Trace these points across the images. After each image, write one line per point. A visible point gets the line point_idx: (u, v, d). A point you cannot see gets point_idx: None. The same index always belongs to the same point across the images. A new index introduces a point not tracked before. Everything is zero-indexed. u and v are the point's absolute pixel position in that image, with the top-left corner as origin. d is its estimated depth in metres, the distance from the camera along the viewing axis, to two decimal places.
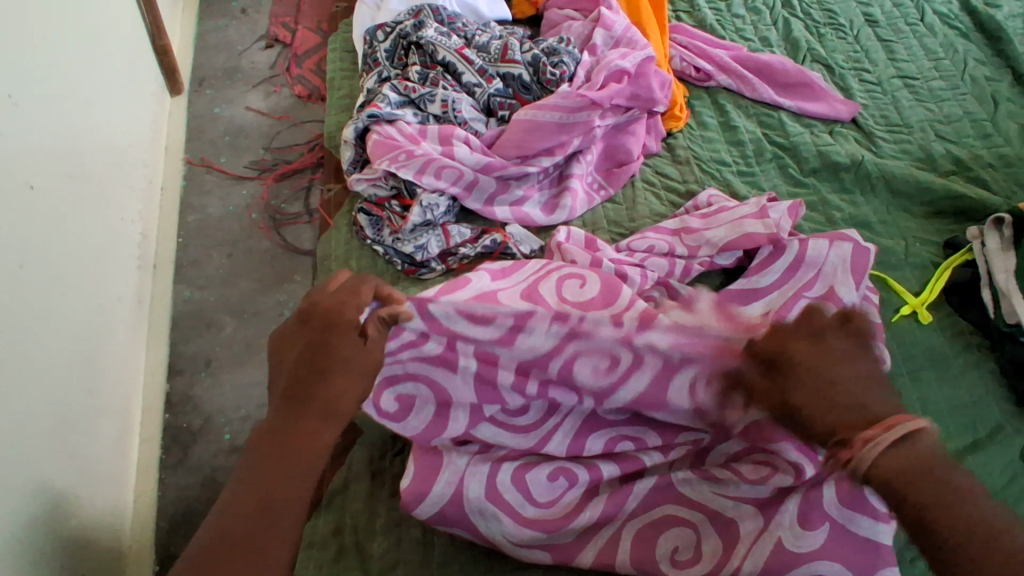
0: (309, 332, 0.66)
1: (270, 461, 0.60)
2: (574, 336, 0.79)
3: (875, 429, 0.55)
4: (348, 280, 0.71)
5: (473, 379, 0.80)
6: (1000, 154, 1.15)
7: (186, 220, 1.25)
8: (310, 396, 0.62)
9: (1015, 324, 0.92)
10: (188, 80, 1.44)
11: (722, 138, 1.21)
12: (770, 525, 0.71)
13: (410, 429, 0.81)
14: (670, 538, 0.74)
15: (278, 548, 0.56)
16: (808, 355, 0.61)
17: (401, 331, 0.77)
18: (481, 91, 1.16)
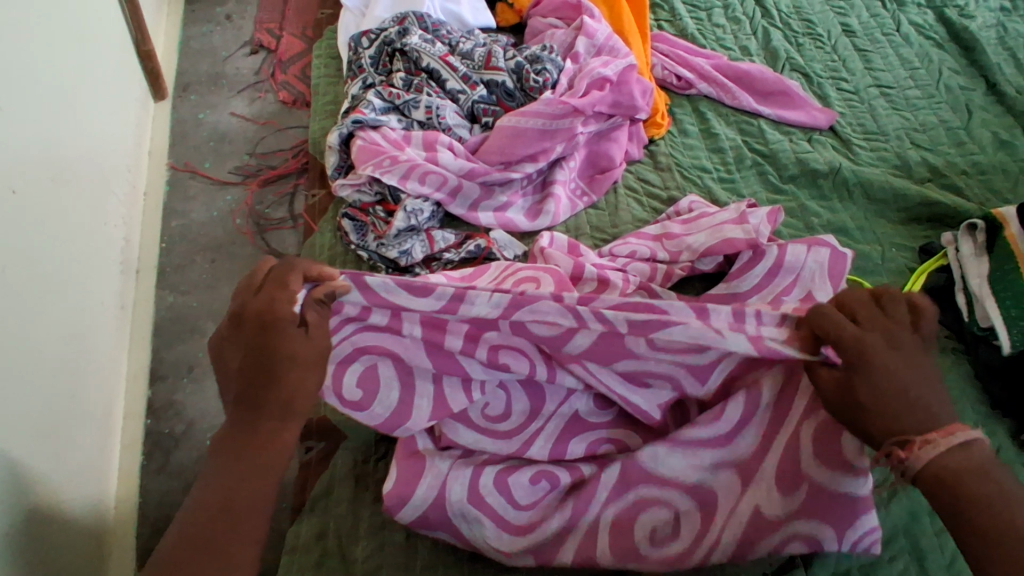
0: (245, 336, 0.65)
1: (232, 468, 0.62)
2: (519, 307, 0.73)
3: (934, 433, 0.59)
4: (274, 268, 0.67)
5: (423, 346, 0.77)
6: (973, 161, 1.17)
7: (170, 225, 1.25)
8: (264, 401, 0.64)
9: (988, 328, 0.94)
10: (172, 86, 1.44)
11: (703, 145, 1.23)
12: (746, 492, 0.73)
13: (376, 418, 0.78)
14: (647, 518, 0.74)
15: (243, 547, 0.60)
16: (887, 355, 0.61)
17: (340, 306, 0.73)
18: (465, 97, 1.17)
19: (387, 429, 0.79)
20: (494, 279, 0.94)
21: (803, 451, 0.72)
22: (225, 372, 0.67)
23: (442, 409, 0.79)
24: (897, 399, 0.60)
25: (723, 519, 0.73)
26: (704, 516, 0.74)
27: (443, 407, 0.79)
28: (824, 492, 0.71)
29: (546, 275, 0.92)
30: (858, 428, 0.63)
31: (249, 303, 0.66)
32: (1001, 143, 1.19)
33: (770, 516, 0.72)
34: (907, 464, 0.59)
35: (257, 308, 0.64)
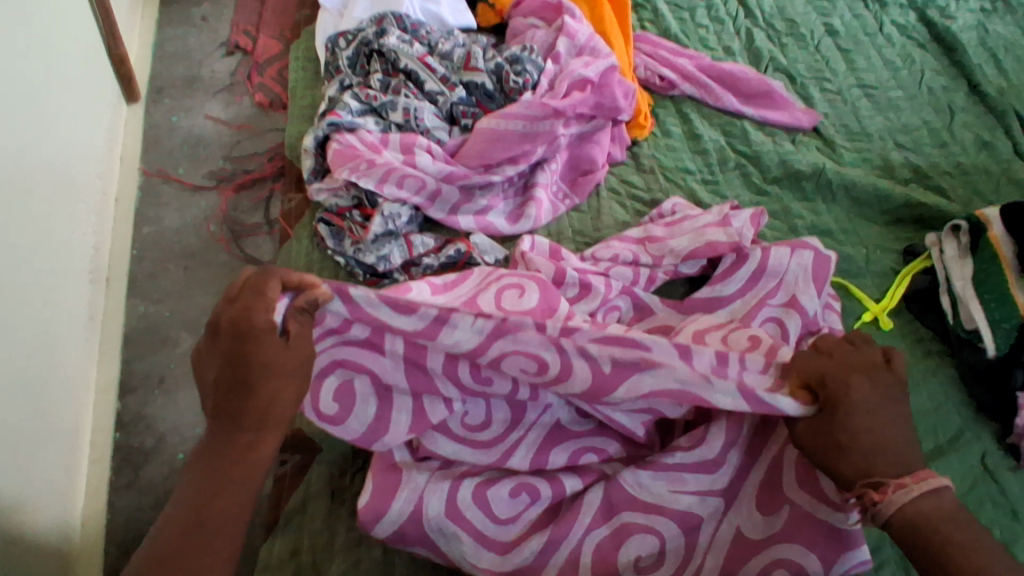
0: (220, 346, 0.61)
1: (206, 480, 0.60)
2: (500, 335, 0.73)
3: (907, 479, 0.61)
4: (252, 276, 0.62)
5: (403, 362, 0.76)
6: (956, 162, 1.17)
7: (141, 232, 1.22)
8: (241, 411, 0.61)
9: (973, 331, 0.93)
10: (145, 89, 1.40)
11: (686, 147, 1.21)
12: (728, 512, 0.74)
13: (352, 433, 0.77)
14: (633, 546, 0.72)
15: (214, 563, 0.57)
16: (865, 393, 0.64)
17: (323, 316, 0.72)
18: (444, 99, 1.14)
19: (364, 443, 0.78)
20: (478, 285, 0.92)
21: (786, 475, 0.72)
22: (203, 383, 0.65)
23: (421, 422, 0.77)
24: (873, 439, 0.63)
25: (706, 541, 0.73)
26: (688, 542, 0.73)
27: (423, 419, 0.77)
28: (807, 516, 0.70)
29: (531, 284, 0.90)
30: (830, 471, 0.64)
31: (224, 312, 0.63)
32: (983, 143, 1.19)
33: (751, 537, 0.72)
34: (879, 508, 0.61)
35: (230, 315, 0.61)
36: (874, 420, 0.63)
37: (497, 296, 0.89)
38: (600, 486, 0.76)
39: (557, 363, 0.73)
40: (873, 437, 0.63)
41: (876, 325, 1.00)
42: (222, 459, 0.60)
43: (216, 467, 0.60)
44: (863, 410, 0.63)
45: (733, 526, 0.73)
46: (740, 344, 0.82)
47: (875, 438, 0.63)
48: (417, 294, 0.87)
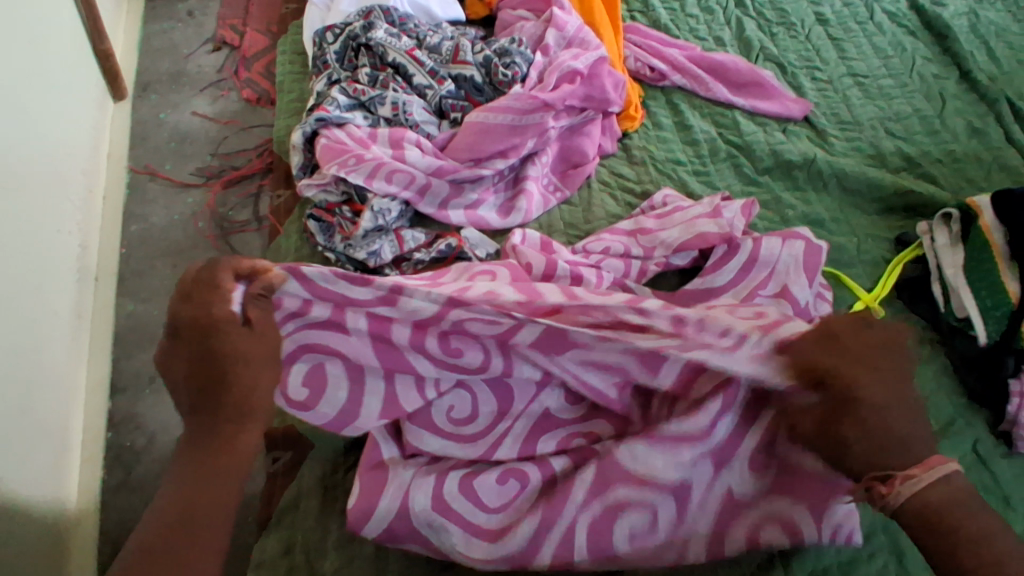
0: (185, 344, 0.62)
1: (192, 476, 0.60)
2: (456, 305, 0.72)
3: (916, 467, 0.58)
4: (201, 270, 0.63)
5: (369, 339, 0.76)
6: (947, 150, 1.17)
7: (129, 230, 1.21)
8: (219, 404, 0.61)
9: (964, 319, 0.94)
10: (131, 85, 1.39)
11: (676, 138, 1.21)
12: (717, 472, 0.73)
13: (323, 417, 0.78)
14: (625, 525, 0.71)
15: (205, 557, 0.57)
16: (869, 386, 0.60)
17: (279, 298, 0.73)
18: (432, 92, 1.14)
19: (335, 428, 0.79)
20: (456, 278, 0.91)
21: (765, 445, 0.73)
22: (173, 387, 0.64)
23: (395, 410, 0.78)
24: (879, 432, 0.59)
25: (700, 502, 0.73)
26: (682, 509, 0.72)
27: (394, 405, 0.78)
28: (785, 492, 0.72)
29: (505, 271, 0.91)
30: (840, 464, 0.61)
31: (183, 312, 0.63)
32: (974, 131, 1.19)
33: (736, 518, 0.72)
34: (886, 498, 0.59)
35: (192, 312, 0.62)
36: (881, 416, 0.60)
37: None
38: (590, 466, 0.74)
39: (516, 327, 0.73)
40: (879, 428, 0.59)
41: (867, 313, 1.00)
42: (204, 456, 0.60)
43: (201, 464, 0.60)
44: (870, 404, 0.60)
45: (723, 485, 0.73)
46: None
47: (882, 429, 0.59)
48: None
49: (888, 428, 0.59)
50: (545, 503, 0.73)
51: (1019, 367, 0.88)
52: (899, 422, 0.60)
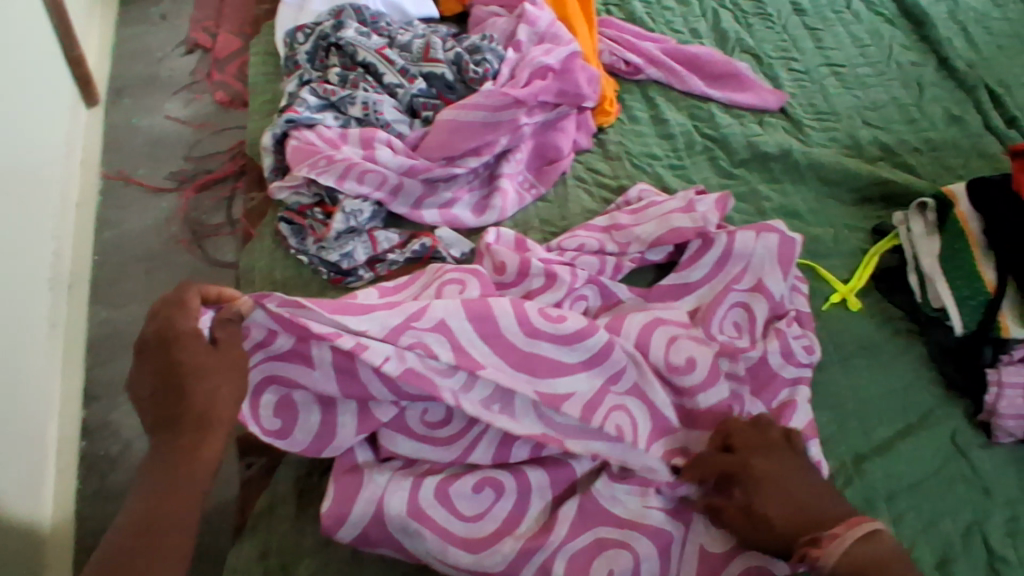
0: (148, 359, 0.66)
1: (156, 483, 0.63)
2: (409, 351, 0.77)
3: (838, 528, 0.64)
4: (170, 294, 0.69)
5: (332, 371, 0.78)
6: (925, 138, 1.16)
7: (102, 237, 1.20)
8: (179, 414, 0.65)
9: (940, 310, 0.93)
10: (104, 91, 1.37)
11: (653, 132, 1.20)
12: (689, 533, 0.76)
13: (298, 444, 0.80)
14: (608, 558, 0.73)
15: (168, 560, 0.60)
16: (765, 465, 0.71)
17: (247, 329, 0.77)
18: (403, 91, 1.13)
19: (313, 452, 0.80)
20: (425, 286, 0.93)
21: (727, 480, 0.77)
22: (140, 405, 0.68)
23: (368, 422, 0.80)
24: (792, 501, 0.68)
25: (676, 560, 0.75)
26: (662, 561, 0.74)
27: (368, 418, 0.80)
28: None
29: (473, 278, 0.91)
30: (766, 538, 0.67)
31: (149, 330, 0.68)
32: (952, 119, 1.18)
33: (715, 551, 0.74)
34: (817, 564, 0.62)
35: (157, 327, 0.67)
36: (786, 482, 0.69)
37: (437, 292, 0.90)
38: (574, 498, 0.77)
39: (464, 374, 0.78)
40: (791, 495, 0.68)
41: (844, 305, 1.00)
42: (166, 464, 0.63)
43: (161, 471, 0.63)
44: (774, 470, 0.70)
45: (696, 544, 0.75)
46: (678, 360, 0.84)
47: (793, 496, 0.69)
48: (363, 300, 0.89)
49: (797, 496, 0.69)
50: (528, 533, 0.75)
51: (996, 357, 0.89)
52: (799, 489, 0.69)
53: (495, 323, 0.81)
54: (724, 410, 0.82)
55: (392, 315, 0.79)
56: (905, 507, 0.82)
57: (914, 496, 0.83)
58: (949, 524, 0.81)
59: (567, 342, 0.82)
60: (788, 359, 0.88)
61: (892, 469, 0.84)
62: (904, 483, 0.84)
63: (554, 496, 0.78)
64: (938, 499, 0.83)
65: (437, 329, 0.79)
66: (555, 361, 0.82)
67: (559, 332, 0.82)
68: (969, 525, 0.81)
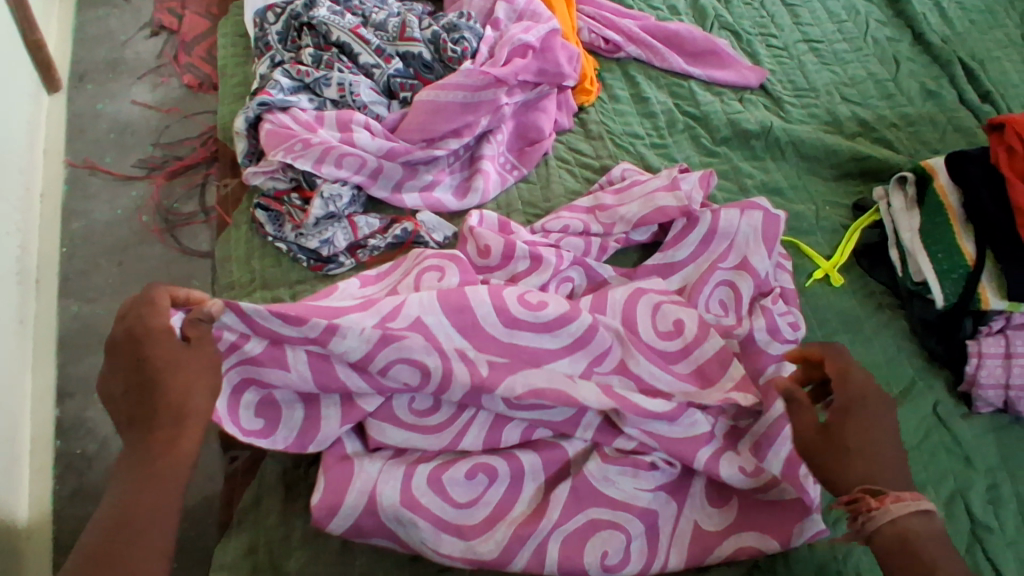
0: (122, 358, 0.65)
1: (133, 478, 0.61)
2: (387, 343, 0.76)
3: (904, 495, 0.62)
4: (141, 295, 0.67)
5: (309, 372, 0.76)
6: (902, 114, 1.17)
7: (70, 227, 1.13)
8: (154, 409, 0.63)
9: (921, 282, 0.94)
10: (65, 75, 1.30)
11: (634, 111, 1.19)
12: (685, 509, 0.77)
13: (280, 442, 0.78)
14: (601, 541, 0.73)
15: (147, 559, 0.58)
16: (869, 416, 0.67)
17: (219, 334, 0.75)
18: (380, 71, 1.10)
19: (297, 448, 0.78)
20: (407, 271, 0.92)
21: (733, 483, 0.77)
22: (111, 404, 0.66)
23: (353, 412, 0.78)
24: (868, 457, 0.65)
25: (668, 535, 0.75)
26: (652, 538, 0.75)
27: (353, 409, 0.78)
28: (750, 500, 0.76)
29: (453, 264, 0.89)
30: (829, 467, 0.65)
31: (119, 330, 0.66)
32: (928, 94, 1.19)
33: (710, 529, 0.75)
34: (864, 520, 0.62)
35: (126, 326, 0.65)
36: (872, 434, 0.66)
37: (416, 278, 0.89)
38: (568, 481, 0.76)
39: (440, 364, 0.77)
40: (868, 451, 0.65)
41: (827, 281, 1.00)
42: (142, 460, 0.61)
43: (136, 469, 0.61)
44: (865, 422, 0.66)
45: (691, 521, 0.76)
46: (665, 326, 0.87)
47: (868, 454, 0.65)
48: (345, 288, 0.88)
49: (875, 454, 0.65)
50: (520, 520, 0.74)
51: (976, 329, 0.90)
52: (888, 453, 0.65)
53: (473, 313, 0.82)
54: (722, 360, 0.83)
55: (366, 316, 0.79)
56: None
57: None
58: (934, 494, 0.82)
59: (548, 329, 0.82)
60: (774, 336, 0.87)
61: None
62: None
63: (546, 479, 0.78)
64: (922, 469, 0.84)
65: (413, 327, 0.80)
66: (537, 348, 0.82)
67: (537, 321, 0.82)
68: (952, 494, 0.82)
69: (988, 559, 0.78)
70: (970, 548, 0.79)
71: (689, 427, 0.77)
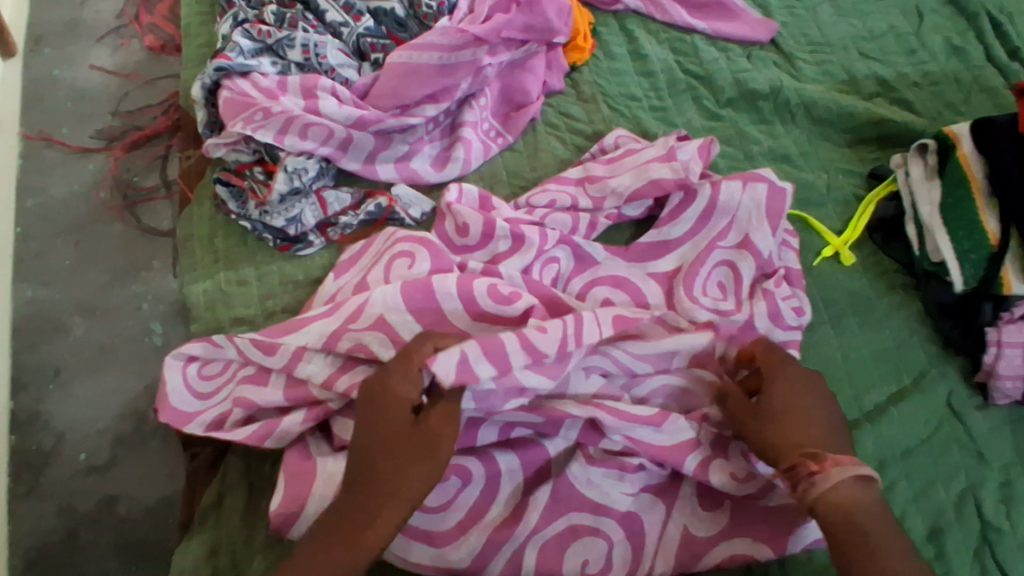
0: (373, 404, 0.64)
1: (347, 519, 0.59)
2: (346, 370, 0.74)
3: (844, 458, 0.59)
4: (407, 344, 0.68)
5: (285, 381, 0.76)
6: (925, 71, 1.06)
7: (24, 205, 1.06)
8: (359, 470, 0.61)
9: (939, 263, 0.86)
10: (20, 39, 1.21)
11: (632, 70, 1.09)
12: (673, 511, 0.71)
13: (239, 435, 0.74)
14: (580, 549, 0.68)
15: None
16: (791, 388, 0.66)
17: (229, 365, 0.80)
18: (349, 31, 1.01)
19: (255, 441, 0.73)
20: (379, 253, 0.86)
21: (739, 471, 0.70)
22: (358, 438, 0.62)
23: (318, 411, 0.73)
24: (804, 427, 0.63)
25: (655, 542, 0.69)
26: (638, 547, 0.69)
27: (319, 409, 0.74)
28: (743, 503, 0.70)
29: (425, 248, 0.83)
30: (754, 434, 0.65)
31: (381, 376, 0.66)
32: (953, 50, 1.08)
33: (699, 534, 0.69)
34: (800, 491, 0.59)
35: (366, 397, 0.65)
36: (801, 408, 0.64)
37: (386, 267, 0.82)
38: (548, 484, 0.71)
39: None
40: (797, 425, 0.63)
41: (836, 259, 0.92)
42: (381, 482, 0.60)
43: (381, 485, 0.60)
44: (787, 393, 0.65)
45: (679, 525, 0.70)
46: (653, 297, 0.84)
47: (803, 422, 0.64)
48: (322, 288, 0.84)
49: (805, 419, 0.64)
50: (495, 525, 0.69)
51: (996, 314, 0.82)
52: (818, 427, 0.64)
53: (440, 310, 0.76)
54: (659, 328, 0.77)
55: (330, 320, 0.75)
56: (896, 476, 0.76)
57: (906, 467, 0.77)
58: (942, 493, 0.76)
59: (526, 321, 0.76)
60: (776, 322, 0.81)
61: (885, 437, 0.78)
62: (896, 450, 0.78)
63: (526, 477, 0.72)
64: (930, 466, 0.77)
65: (375, 326, 0.74)
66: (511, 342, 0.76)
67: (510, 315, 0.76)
68: (961, 493, 0.76)
69: (997, 565, 0.72)
70: (978, 552, 0.72)
71: (675, 431, 0.71)
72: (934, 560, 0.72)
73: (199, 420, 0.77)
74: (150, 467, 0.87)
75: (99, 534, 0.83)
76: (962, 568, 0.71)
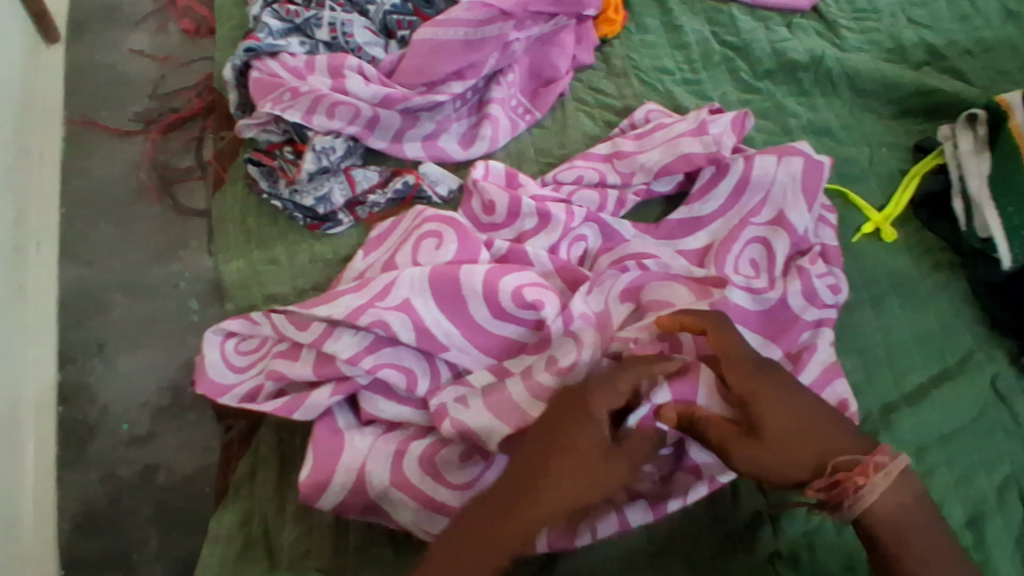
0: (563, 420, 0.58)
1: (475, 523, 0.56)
2: (374, 350, 0.74)
3: (881, 456, 0.57)
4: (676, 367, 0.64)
5: (313, 357, 0.76)
6: (978, 38, 1.00)
7: (68, 186, 1.10)
8: (518, 491, 0.56)
9: (987, 239, 0.81)
10: (63, 25, 1.25)
11: (664, 42, 1.06)
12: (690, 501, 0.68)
13: (270, 407, 0.75)
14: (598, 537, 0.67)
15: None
16: (765, 396, 0.60)
17: (265, 340, 0.81)
18: (375, 9, 1.02)
19: (285, 412, 0.74)
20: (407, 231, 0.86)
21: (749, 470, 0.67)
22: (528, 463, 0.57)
23: (347, 384, 0.74)
24: (802, 431, 0.58)
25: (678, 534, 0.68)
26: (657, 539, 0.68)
27: (348, 382, 0.74)
28: None
29: (452, 229, 0.82)
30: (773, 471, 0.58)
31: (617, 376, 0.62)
32: (1009, 15, 1.02)
33: None
34: (850, 503, 0.56)
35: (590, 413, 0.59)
36: (780, 412, 0.59)
37: (414, 247, 0.82)
38: None
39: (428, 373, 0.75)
40: (798, 428, 0.58)
41: (878, 236, 0.88)
42: (517, 501, 0.55)
43: (513, 511, 0.55)
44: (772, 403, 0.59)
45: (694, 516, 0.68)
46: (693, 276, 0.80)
47: (803, 428, 0.59)
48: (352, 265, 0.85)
49: (803, 424, 0.59)
50: None
51: None
52: (808, 423, 0.59)
53: (463, 302, 0.75)
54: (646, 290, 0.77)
55: (358, 296, 0.76)
56: (936, 461, 0.73)
57: (947, 452, 0.74)
58: (984, 480, 0.72)
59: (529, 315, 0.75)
60: (811, 300, 0.78)
61: (924, 421, 0.75)
62: (936, 435, 0.75)
63: None
64: (972, 451, 0.74)
65: (400, 308, 0.74)
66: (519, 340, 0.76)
67: (525, 319, 0.75)
68: (1004, 479, 0.72)
69: None
70: (1020, 541, 0.69)
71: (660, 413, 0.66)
72: (973, 546, 0.69)
73: (233, 392, 0.79)
74: (187, 439, 0.91)
75: (140, 501, 0.87)
76: (1003, 556, 0.68)
